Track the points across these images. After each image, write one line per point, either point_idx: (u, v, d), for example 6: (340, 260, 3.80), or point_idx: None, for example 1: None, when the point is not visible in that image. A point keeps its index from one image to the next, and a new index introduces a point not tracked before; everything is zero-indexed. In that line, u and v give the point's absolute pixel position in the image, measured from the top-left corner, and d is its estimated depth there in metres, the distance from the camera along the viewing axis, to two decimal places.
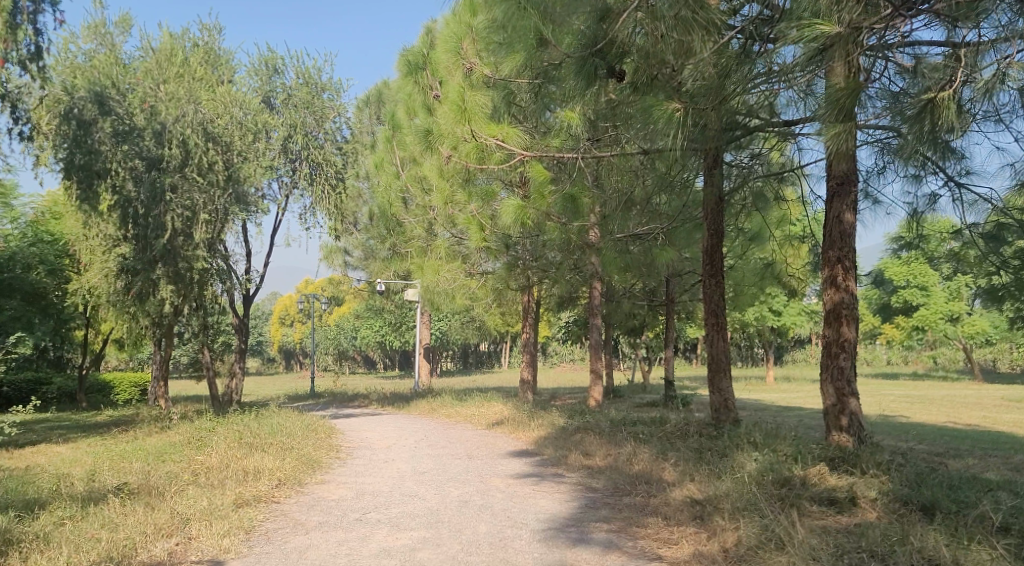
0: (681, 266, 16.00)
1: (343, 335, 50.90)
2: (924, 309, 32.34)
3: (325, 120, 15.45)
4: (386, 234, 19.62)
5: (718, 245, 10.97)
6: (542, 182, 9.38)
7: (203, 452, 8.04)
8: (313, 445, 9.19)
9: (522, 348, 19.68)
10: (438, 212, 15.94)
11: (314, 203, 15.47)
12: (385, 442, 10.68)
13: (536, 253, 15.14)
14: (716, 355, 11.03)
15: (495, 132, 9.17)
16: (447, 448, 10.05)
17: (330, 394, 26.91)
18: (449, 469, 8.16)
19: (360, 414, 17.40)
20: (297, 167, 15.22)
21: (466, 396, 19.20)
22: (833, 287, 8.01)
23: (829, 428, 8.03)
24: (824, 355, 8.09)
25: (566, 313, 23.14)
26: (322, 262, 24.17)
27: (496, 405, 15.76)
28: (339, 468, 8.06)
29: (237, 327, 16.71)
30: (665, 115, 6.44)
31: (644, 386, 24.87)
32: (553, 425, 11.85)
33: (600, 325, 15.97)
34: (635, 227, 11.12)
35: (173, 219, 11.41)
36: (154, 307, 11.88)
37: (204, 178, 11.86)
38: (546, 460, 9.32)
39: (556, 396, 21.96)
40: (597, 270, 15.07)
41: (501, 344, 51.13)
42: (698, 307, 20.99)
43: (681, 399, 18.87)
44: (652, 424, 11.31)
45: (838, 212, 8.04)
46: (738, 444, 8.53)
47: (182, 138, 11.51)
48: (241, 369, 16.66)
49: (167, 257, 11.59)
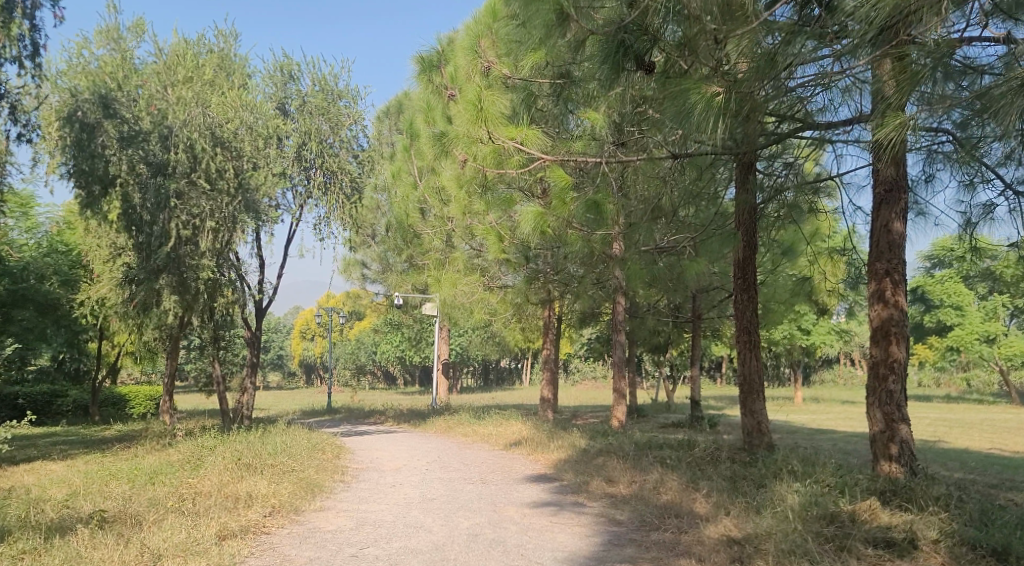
0: (709, 281, 15.31)
1: (363, 349, 50.51)
2: (959, 329, 31.20)
3: (340, 127, 15.01)
4: (403, 246, 19.14)
5: (751, 258, 10.32)
6: (562, 187, 8.79)
7: (196, 475, 7.49)
8: (317, 466, 8.63)
9: (542, 365, 19.06)
10: (456, 223, 15.44)
11: (329, 213, 15.01)
12: (395, 464, 10.10)
13: (556, 266, 14.53)
14: (749, 375, 10.34)
15: (513, 135, 8.61)
16: (461, 471, 9.43)
17: (347, 410, 26.40)
18: (460, 496, 7.55)
19: (374, 432, 16.84)
20: (312, 175, 14.75)
21: (484, 414, 18.57)
22: (880, 302, 7.31)
23: (877, 457, 7.30)
24: (871, 377, 7.37)
25: (588, 330, 22.48)
26: (339, 275, 23.76)
27: (515, 424, 15.14)
28: (341, 492, 7.49)
29: (248, 341, 16.25)
30: (703, 97, 5.87)
31: (669, 405, 24.09)
32: (574, 447, 11.19)
33: (623, 342, 15.30)
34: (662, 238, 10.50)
35: (178, 227, 10.99)
36: (163, 318, 11.54)
37: (211, 186, 11.42)
38: (566, 486, 8.67)
39: (578, 415, 21.25)
40: (621, 284, 14.43)
41: (522, 360, 50.43)
42: (724, 324, 20.23)
43: (708, 420, 18.11)
44: (679, 449, 10.64)
45: (885, 220, 7.37)
46: (775, 474, 7.82)
47: (189, 142, 11.07)
48: (252, 384, 16.17)
49: (171, 267, 11.16)
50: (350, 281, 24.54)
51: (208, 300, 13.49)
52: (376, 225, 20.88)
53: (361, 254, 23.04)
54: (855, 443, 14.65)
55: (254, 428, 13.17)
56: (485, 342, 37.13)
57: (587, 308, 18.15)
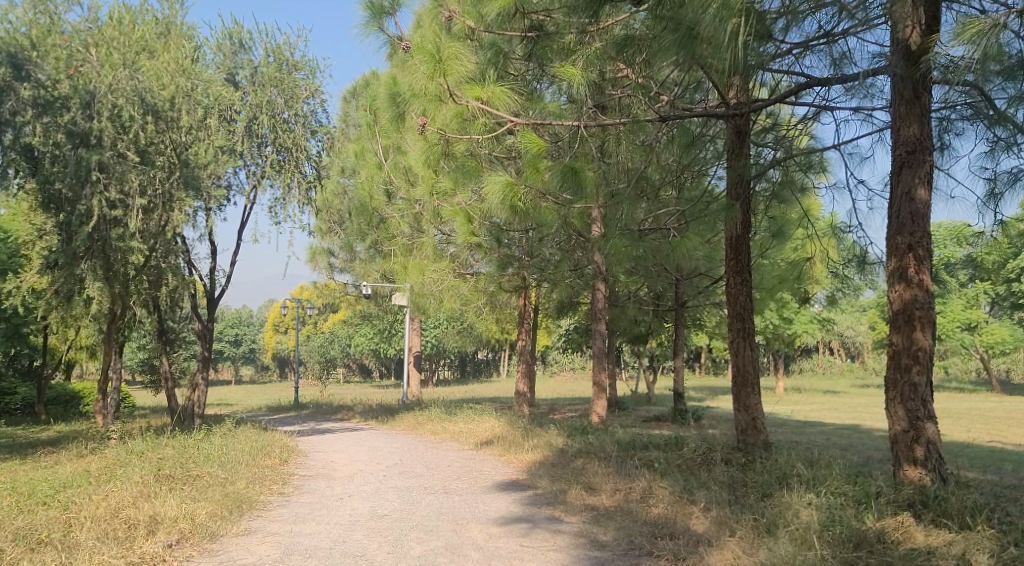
0: (693, 265, 14.34)
1: (335, 343, 49.11)
2: (940, 317, 30.46)
3: (296, 100, 13.71)
4: (368, 230, 17.98)
5: (746, 237, 9.37)
6: (537, 153, 7.67)
7: (102, 490, 6.31)
8: (254, 476, 7.44)
9: (518, 356, 18.04)
10: (424, 206, 14.24)
11: (285, 194, 13.77)
12: (350, 470, 8.97)
13: (531, 250, 13.48)
14: (742, 366, 9.35)
15: (478, 94, 7.56)
16: (423, 477, 8.36)
17: (315, 405, 25.16)
18: (416, 512, 6.46)
19: (339, 430, 15.69)
20: (265, 152, 13.52)
21: (456, 409, 17.51)
22: (903, 282, 6.32)
23: (898, 462, 6.32)
24: (892, 367, 6.40)
25: (566, 320, 21.48)
26: (304, 263, 22.50)
27: (489, 420, 14.08)
28: (275, 509, 6.36)
29: (200, 333, 14.95)
30: None
31: (649, 397, 23.08)
32: (550, 447, 10.18)
33: (603, 331, 14.28)
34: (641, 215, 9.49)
35: (102, 204, 9.56)
36: (89, 308, 10.20)
37: (144, 161, 10.16)
38: (541, 494, 7.63)
39: (556, 409, 20.27)
40: (602, 268, 13.70)
41: (500, 353, 49.38)
42: (707, 312, 19.33)
43: (691, 413, 17.21)
44: (667, 448, 9.64)
45: (907, 186, 6.38)
46: (777, 481, 6.84)
47: (115, 109, 9.80)
48: (204, 380, 14.93)
49: (95, 250, 9.84)
50: (316, 271, 23.29)
51: (149, 288, 12.25)
52: (340, 211, 19.61)
53: (326, 242, 21.74)
54: (847, 437, 13.74)
55: (200, 428, 11.98)
56: (460, 335, 35.92)
57: (565, 297, 17.09)
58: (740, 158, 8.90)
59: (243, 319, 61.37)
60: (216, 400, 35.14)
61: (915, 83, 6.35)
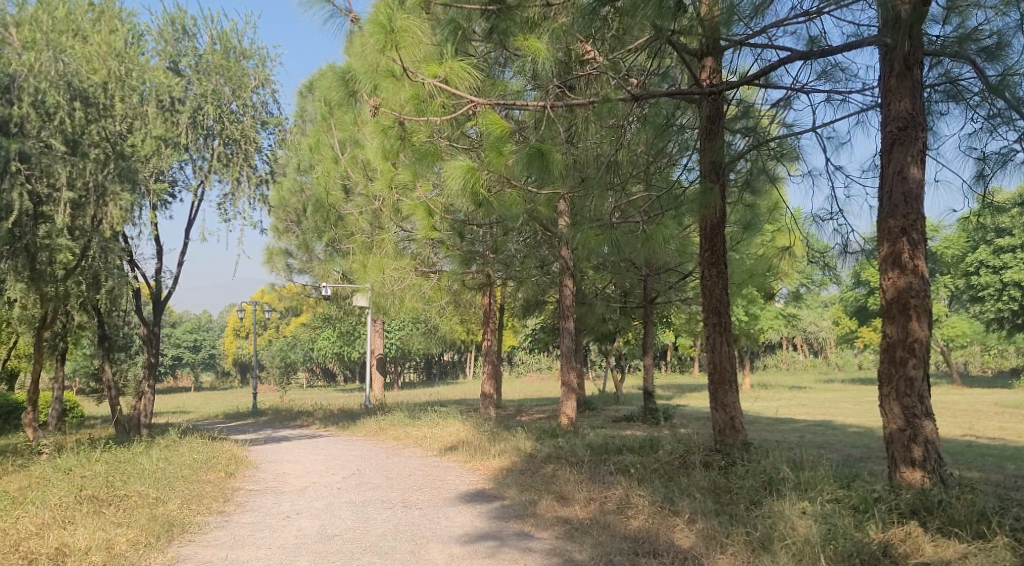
0: (662, 258, 13.91)
1: (297, 346, 47.99)
2: None
3: (245, 89, 12.89)
4: (324, 227, 17.24)
5: (721, 226, 8.91)
6: (500, 135, 7.09)
7: (10, 515, 5.56)
8: (190, 494, 6.71)
9: (483, 357, 17.45)
10: (382, 201, 13.60)
11: (235, 189, 12.97)
12: (302, 483, 8.28)
13: (496, 245, 12.87)
14: (719, 363, 8.85)
15: (435, 72, 6.99)
16: (380, 489, 7.73)
17: (274, 411, 24.23)
18: (370, 531, 5.84)
19: (297, 437, 14.92)
20: (211, 144, 12.72)
21: (420, 413, 16.83)
22: (896, 269, 5.85)
23: (895, 463, 5.86)
24: (885, 361, 5.93)
25: (531, 319, 20.95)
26: (261, 264, 21.62)
27: (453, 424, 13.46)
28: (212, 532, 5.67)
29: (145, 338, 14.06)
30: None
31: (618, 397, 22.65)
32: (518, 452, 9.60)
33: (571, 329, 13.71)
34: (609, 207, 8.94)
35: (23, 197, 8.44)
36: (13, 312, 9.28)
37: (73, 150, 9.27)
38: (508, 504, 7.05)
39: (523, 410, 19.73)
40: (570, 264, 13.18)
41: (466, 354, 48.74)
42: (675, 308, 18.98)
43: (662, 411, 16.81)
44: (640, 451, 9.12)
45: (899, 164, 5.93)
46: (761, 489, 6.36)
47: (37, 94, 8.77)
48: (150, 387, 14.04)
49: (17, 250, 8.80)
50: (273, 272, 22.42)
51: (87, 291, 11.40)
52: (296, 209, 18.79)
53: (283, 241, 20.89)
54: (821, 434, 13.40)
55: (142, 440, 11.14)
56: (425, 337, 35.20)
57: (532, 295, 16.54)
58: (714, 143, 8.42)
59: (202, 323, 59.70)
60: (173, 408, 33.86)
61: (906, 52, 5.93)
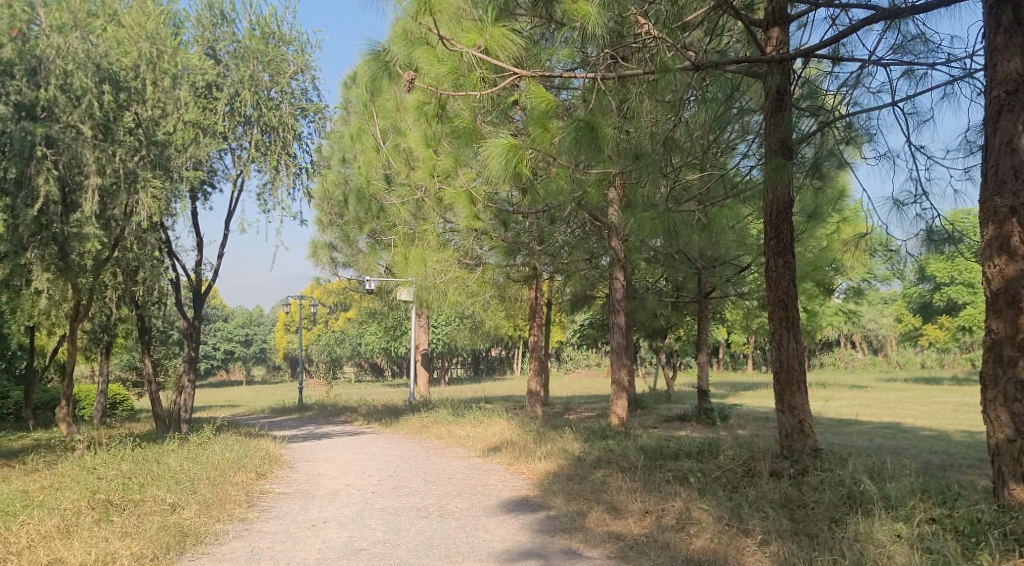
0: (719, 248, 13.13)
1: (346, 341, 48.16)
2: (971, 308, 30.26)
3: (283, 75, 12.47)
4: (366, 219, 16.82)
5: (788, 212, 8.12)
6: (545, 109, 6.46)
7: (15, 521, 5.18)
8: (212, 498, 6.26)
9: (530, 353, 16.84)
10: (425, 192, 13.11)
11: (273, 178, 12.60)
12: (335, 486, 7.79)
13: (543, 236, 12.24)
14: (786, 361, 8.08)
15: (474, 41, 6.48)
16: (418, 495, 7.20)
17: (320, 406, 24.03)
18: (401, 546, 5.29)
19: (338, 434, 14.54)
20: (249, 132, 12.35)
21: (464, 410, 16.31)
22: (1004, 254, 5.04)
23: (1002, 479, 5.07)
24: (990, 361, 5.13)
25: (580, 314, 20.26)
26: (305, 258, 21.34)
27: (498, 422, 12.91)
28: (229, 543, 5.18)
29: (185, 332, 13.81)
30: None
31: (669, 395, 21.84)
32: (565, 456, 8.96)
33: (623, 324, 12.95)
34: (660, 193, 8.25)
35: (48, 182, 8.15)
36: (44, 304, 9.00)
37: (103, 136, 8.97)
38: (555, 514, 6.43)
39: (571, 408, 19.08)
40: (620, 255, 12.64)
41: (514, 350, 48.36)
42: (730, 304, 18.12)
43: (717, 412, 16.00)
44: (698, 457, 8.42)
45: (1008, 133, 5.11)
46: (840, 505, 5.63)
47: (66, 78, 8.45)
48: (191, 381, 13.79)
49: (44, 239, 8.48)
50: (318, 266, 22.16)
51: (124, 283, 11.15)
52: (338, 202, 18.42)
53: (327, 234, 20.58)
54: (892, 438, 12.46)
55: (178, 436, 10.81)
56: (472, 332, 34.79)
57: (580, 289, 15.86)
58: (780, 118, 7.60)
59: (253, 318, 60.38)
60: (221, 402, 33.96)
61: (1018, 6, 5.15)
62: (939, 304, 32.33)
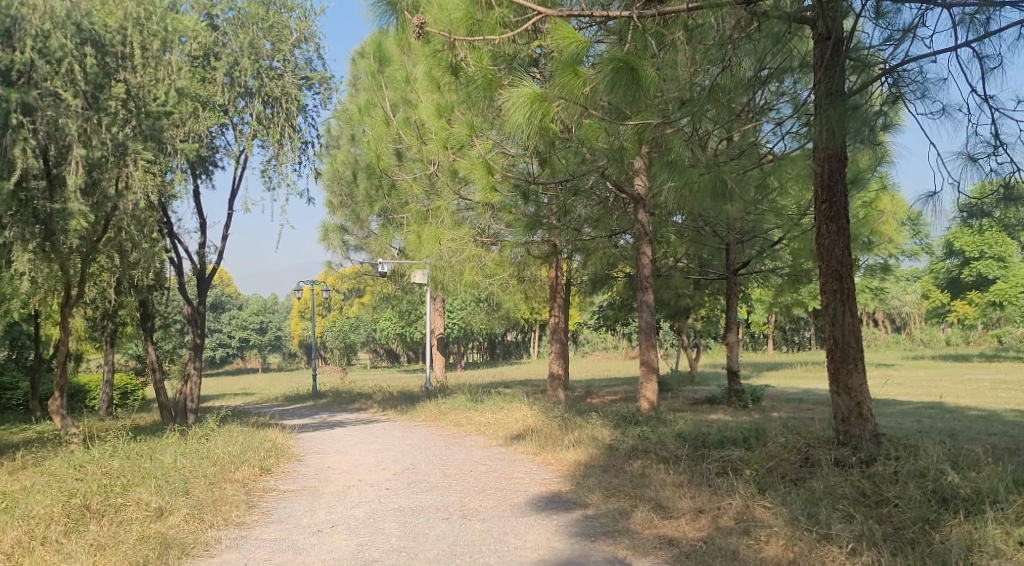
0: (752, 220, 12.27)
1: (361, 327, 47.67)
2: (1002, 283, 29.24)
3: (286, 42, 11.69)
4: (376, 198, 16.06)
5: (843, 172, 7.24)
6: (575, 53, 5.66)
7: None
8: (205, 500, 5.56)
9: (551, 335, 16.05)
10: (438, 166, 12.33)
11: (276, 152, 11.82)
12: (346, 481, 7.08)
13: (565, 210, 11.44)
14: (842, 338, 7.17)
15: None
16: (436, 492, 6.46)
17: (335, 393, 23.46)
18: (420, 556, 4.56)
19: (352, 422, 13.88)
20: (251, 103, 11.59)
21: (483, 395, 15.60)
22: None
23: None
24: None
25: (600, 295, 19.44)
26: (316, 241, 20.62)
27: (520, 408, 12.20)
28: (220, 556, 4.48)
29: (190, 317, 13.14)
30: None
31: (693, 377, 21.05)
32: (596, 445, 8.18)
33: (652, 303, 11.99)
34: (693, 157, 7.46)
35: (26, 153, 7.43)
36: (29, 289, 8.31)
37: (90, 105, 8.28)
38: (594, 513, 5.66)
39: (594, 392, 18.33)
40: (648, 229, 11.66)
41: (530, 334, 47.73)
42: (759, 281, 17.25)
43: (749, 393, 15.18)
44: (745, 446, 7.62)
45: None
46: (928, 503, 4.84)
47: (44, 39, 7.71)
48: (197, 370, 13.14)
49: (27, 218, 7.81)
50: (329, 249, 21.47)
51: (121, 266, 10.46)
52: (347, 181, 17.63)
53: (338, 216, 19.85)
54: (943, 419, 11.61)
55: (180, 428, 10.15)
56: (488, 315, 34.17)
57: (602, 268, 15.02)
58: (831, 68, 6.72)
59: (267, 307, 60.02)
60: (235, 390, 33.53)
61: None
62: (968, 280, 31.25)
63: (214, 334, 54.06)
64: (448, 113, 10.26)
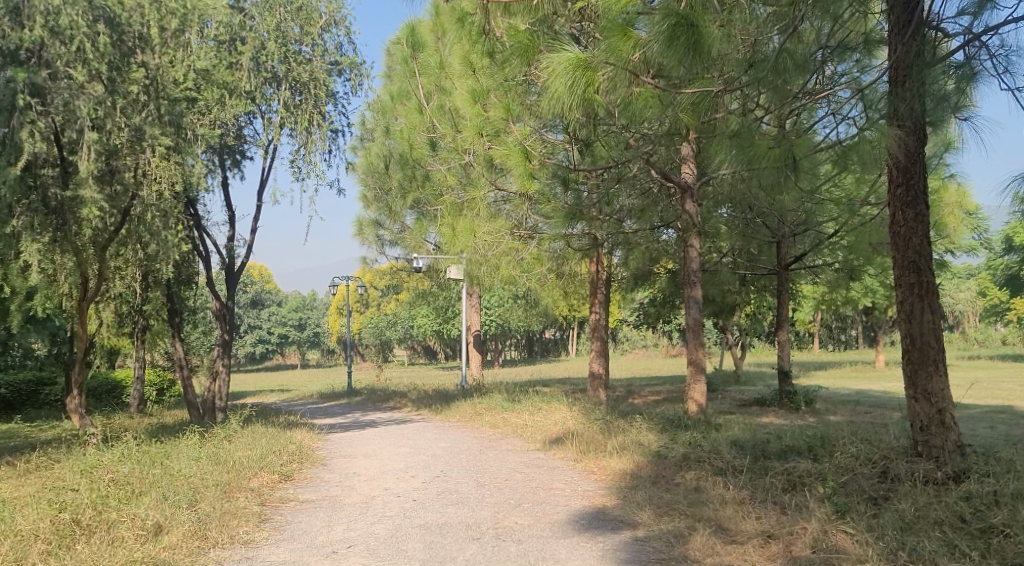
0: (808, 211, 11.43)
1: (398, 324, 47.45)
2: None
3: (315, 25, 11.19)
4: (409, 190, 15.55)
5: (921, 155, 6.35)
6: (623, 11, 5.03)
7: None
8: (212, 514, 5.04)
9: (591, 333, 15.36)
10: (474, 155, 11.73)
11: (305, 142, 11.34)
12: (370, 491, 6.51)
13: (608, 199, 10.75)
14: (918, 337, 6.14)
15: None
16: (468, 505, 5.86)
17: (370, 391, 23.04)
18: None
19: (385, 422, 13.36)
20: (279, 89, 11.11)
21: (520, 395, 14.96)
22: None
23: None
24: None
25: (641, 292, 18.69)
26: (351, 236, 20.20)
27: (559, 408, 11.54)
28: None
29: (217, 312, 12.68)
30: None
31: (739, 377, 20.14)
32: (643, 453, 7.49)
33: (700, 300, 11.04)
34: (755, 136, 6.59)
35: (34, 138, 7.06)
36: (44, 283, 7.91)
37: (106, 89, 7.90)
38: (646, 534, 5.00)
39: (636, 392, 17.58)
40: (695, 220, 10.68)
41: (569, 332, 47.04)
42: (812, 277, 16.32)
43: (802, 395, 14.28)
44: (810, 456, 6.88)
45: None
46: None
47: (53, 15, 7.26)
48: (225, 367, 12.68)
49: (37, 205, 7.44)
50: (364, 244, 21.06)
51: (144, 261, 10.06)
52: (380, 174, 17.12)
53: (372, 210, 19.43)
54: (1021, 426, 10.64)
55: (203, 428, 9.71)
56: (526, 311, 33.60)
57: (645, 264, 14.28)
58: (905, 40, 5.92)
59: (307, 303, 60.22)
60: (272, 386, 33.42)
61: None
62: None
63: (254, 331, 54.48)
64: (483, 99, 9.77)
